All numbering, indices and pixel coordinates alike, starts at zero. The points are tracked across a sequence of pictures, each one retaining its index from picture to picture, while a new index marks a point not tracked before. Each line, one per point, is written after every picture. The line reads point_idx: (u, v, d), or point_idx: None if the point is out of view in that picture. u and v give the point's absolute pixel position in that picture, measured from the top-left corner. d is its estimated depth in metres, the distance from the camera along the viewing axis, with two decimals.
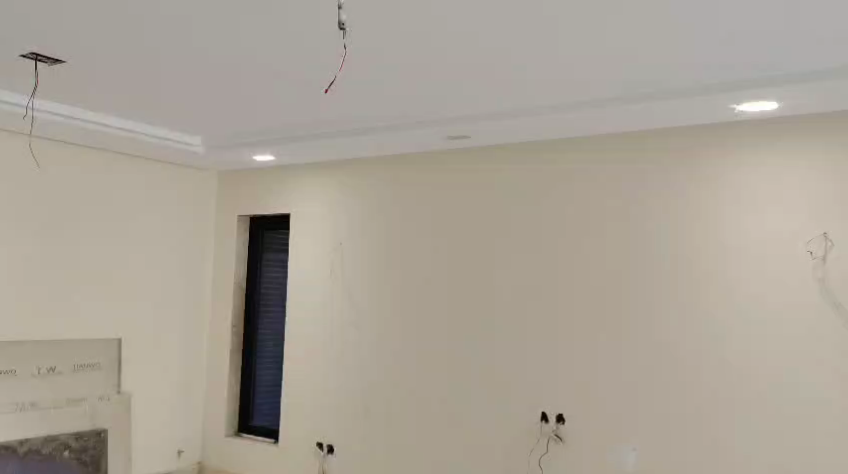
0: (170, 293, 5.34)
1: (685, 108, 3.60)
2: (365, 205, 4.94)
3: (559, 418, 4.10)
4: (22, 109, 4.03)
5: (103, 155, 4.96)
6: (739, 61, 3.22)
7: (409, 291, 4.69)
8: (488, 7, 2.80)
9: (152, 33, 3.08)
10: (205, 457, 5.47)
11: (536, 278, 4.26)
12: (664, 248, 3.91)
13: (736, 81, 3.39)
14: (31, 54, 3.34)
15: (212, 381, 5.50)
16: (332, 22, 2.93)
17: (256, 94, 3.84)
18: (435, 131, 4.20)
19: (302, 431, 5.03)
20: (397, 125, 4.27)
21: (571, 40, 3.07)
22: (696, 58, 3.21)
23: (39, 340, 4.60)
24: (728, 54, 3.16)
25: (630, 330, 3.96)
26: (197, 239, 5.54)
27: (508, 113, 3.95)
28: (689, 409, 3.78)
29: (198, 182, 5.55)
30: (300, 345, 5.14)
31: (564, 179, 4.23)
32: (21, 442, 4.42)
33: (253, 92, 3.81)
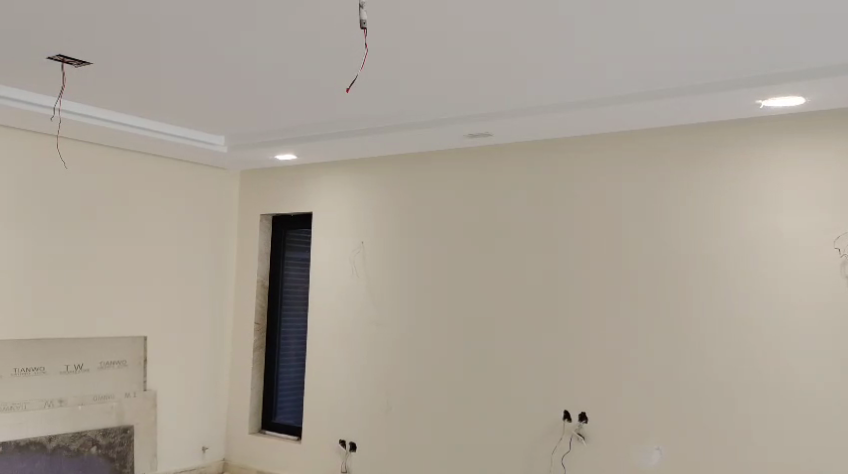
0: (193, 291, 5.41)
1: (698, 105, 3.58)
2: (386, 204, 4.95)
3: (582, 417, 4.08)
4: (49, 110, 4.11)
5: (127, 155, 5.04)
6: (753, 59, 3.20)
7: (428, 290, 4.70)
8: (500, 7, 2.80)
9: (170, 34, 3.11)
10: (229, 455, 5.52)
11: (554, 277, 4.25)
12: (686, 246, 3.88)
13: (747, 79, 3.35)
14: (57, 56, 3.40)
15: (236, 378, 5.55)
16: (346, 22, 2.94)
17: (276, 93, 3.87)
18: (439, 131, 4.21)
19: (325, 429, 5.06)
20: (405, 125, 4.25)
21: (584, 40, 3.07)
22: (695, 59, 3.21)
23: (66, 338, 4.68)
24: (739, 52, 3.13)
25: (648, 328, 3.94)
26: (219, 238, 5.59)
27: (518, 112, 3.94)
28: (710, 409, 3.75)
29: (220, 182, 5.60)
30: (321, 344, 5.16)
31: (586, 176, 4.21)
32: (49, 438, 4.50)
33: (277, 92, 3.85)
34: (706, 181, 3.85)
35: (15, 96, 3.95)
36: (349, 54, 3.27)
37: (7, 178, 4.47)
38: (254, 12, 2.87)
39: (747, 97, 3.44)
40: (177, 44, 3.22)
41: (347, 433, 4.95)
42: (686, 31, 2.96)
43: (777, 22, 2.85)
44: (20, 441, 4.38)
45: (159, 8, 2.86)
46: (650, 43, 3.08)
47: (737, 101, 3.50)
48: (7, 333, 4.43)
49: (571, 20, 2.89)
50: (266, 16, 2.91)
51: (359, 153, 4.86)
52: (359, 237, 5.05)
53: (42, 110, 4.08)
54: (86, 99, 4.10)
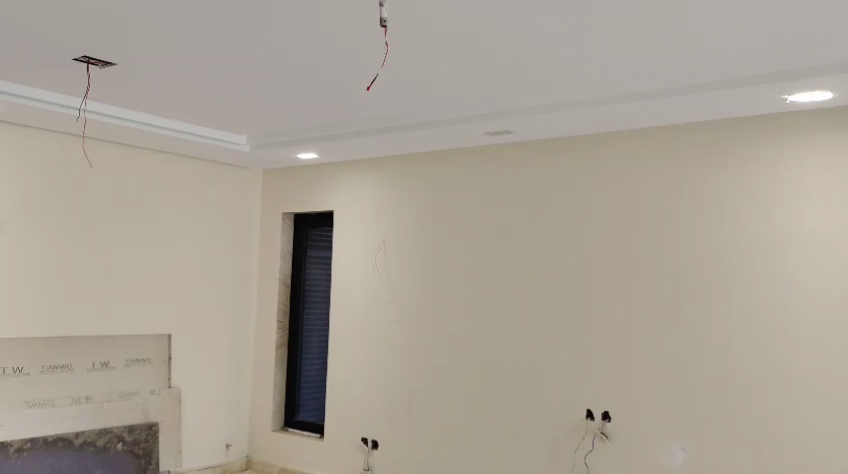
0: (216, 290, 5.46)
1: (715, 103, 3.56)
2: (408, 202, 4.96)
3: (605, 416, 4.06)
4: (76, 110, 4.17)
5: (151, 155, 5.11)
6: (773, 58, 3.18)
7: (450, 288, 4.71)
8: (520, 7, 2.80)
9: (192, 35, 3.15)
10: (252, 452, 5.57)
11: (576, 274, 4.24)
12: (709, 243, 3.85)
13: (763, 75, 3.32)
14: (82, 57, 3.44)
15: (259, 376, 5.60)
16: (365, 21, 2.95)
17: (300, 93, 3.89)
18: (438, 131, 4.27)
19: (348, 427, 5.08)
20: (423, 124, 4.26)
21: (601, 40, 3.07)
22: (694, 59, 3.21)
23: (91, 336, 4.74)
24: (754, 50, 3.10)
25: (671, 326, 3.92)
26: (242, 236, 5.64)
27: (531, 110, 3.93)
28: (734, 408, 3.72)
29: (242, 181, 5.65)
30: (343, 342, 5.19)
31: (609, 172, 4.18)
32: (76, 434, 4.56)
33: (310, 93, 3.88)
34: (730, 177, 3.81)
35: (40, 97, 4.01)
36: (370, 53, 3.28)
37: (33, 178, 4.55)
38: (274, 12, 2.89)
39: (765, 93, 3.42)
40: (198, 45, 3.26)
41: (369, 430, 4.97)
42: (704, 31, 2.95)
43: (798, 19, 2.82)
44: (48, 437, 4.45)
45: (177, 7, 2.88)
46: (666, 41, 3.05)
47: (756, 98, 3.48)
48: (34, 331, 4.51)
49: (591, 20, 2.88)
50: (283, 16, 2.92)
51: (364, 154, 4.99)
52: (381, 235, 5.07)
53: (67, 111, 4.14)
54: (110, 100, 4.15)
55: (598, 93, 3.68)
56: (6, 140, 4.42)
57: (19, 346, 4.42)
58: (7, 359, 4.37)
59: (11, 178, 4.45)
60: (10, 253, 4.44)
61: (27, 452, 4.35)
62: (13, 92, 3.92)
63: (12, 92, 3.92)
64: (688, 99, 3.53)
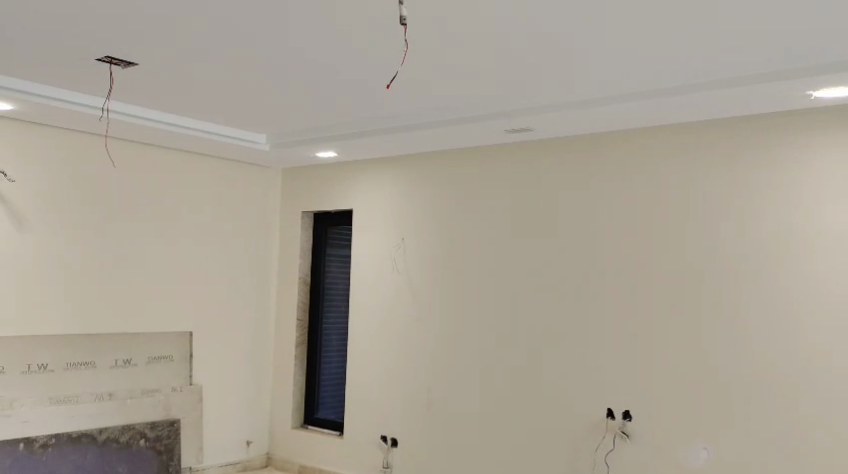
0: (237, 288, 5.50)
1: (718, 102, 3.60)
2: (427, 200, 4.97)
3: (625, 415, 4.05)
4: (99, 110, 4.22)
5: (172, 155, 5.15)
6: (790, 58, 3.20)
7: (470, 286, 4.71)
8: (545, 7, 2.80)
9: (217, 35, 3.16)
10: (273, 450, 5.61)
11: (596, 272, 4.23)
12: (732, 240, 3.82)
13: (779, 72, 3.29)
14: (106, 57, 3.47)
15: (279, 374, 5.64)
16: (394, 22, 2.96)
17: (325, 94, 3.92)
18: (442, 131, 4.31)
19: (368, 424, 5.10)
20: (427, 125, 4.30)
21: (622, 39, 3.06)
22: (695, 58, 3.23)
23: (114, 334, 4.79)
24: (768, 50, 3.10)
25: (693, 325, 3.89)
26: (262, 236, 5.68)
27: (534, 108, 3.96)
28: (757, 406, 3.69)
29: (262, 180, 5.69)
30: (363, 340, 5.20)
31: (628, 170, 4.17)
32: (100, 431, 4.62)
33: (329, 92, 3.90)
34: (753, 174, 3.78)
35: (63, 97, 4.06)
36: (390, 52, 3.28)
37: (58, 177, 4.61)
38: (295, 11, 2.90)
39: (775, 93, 3.44)
40: (218, 47, 3.29)
41: (389, 428, 4.99)
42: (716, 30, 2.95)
43: (813, 20, 2.82)
44: (72, 433, 4.50)
45: (199, 8, 2.89)
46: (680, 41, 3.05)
47: (766, 97, 3.51)
48: (59, 330, 4.57)
49: (615, 19, 2.87)
50: (302, 16, 2.94)
51: (374, 154, 5.08)
52: (401, 233, 5.08)
53: (91, 111, 4.19)
54: (132, 100, 4.19)
55: (607, 92, 3.70)
56: (30, 140, 4.49)
57: (44, 343, 4.48)
58: (32, 356, 4.43)
59: (35, 177, 4.52)
60: (35, 252, 4.50)
61: (52, 447, 4.42)
62: (37, 93, 3.97)
63: (36, 93, 3.97)
64: (683, 98, 3.56)
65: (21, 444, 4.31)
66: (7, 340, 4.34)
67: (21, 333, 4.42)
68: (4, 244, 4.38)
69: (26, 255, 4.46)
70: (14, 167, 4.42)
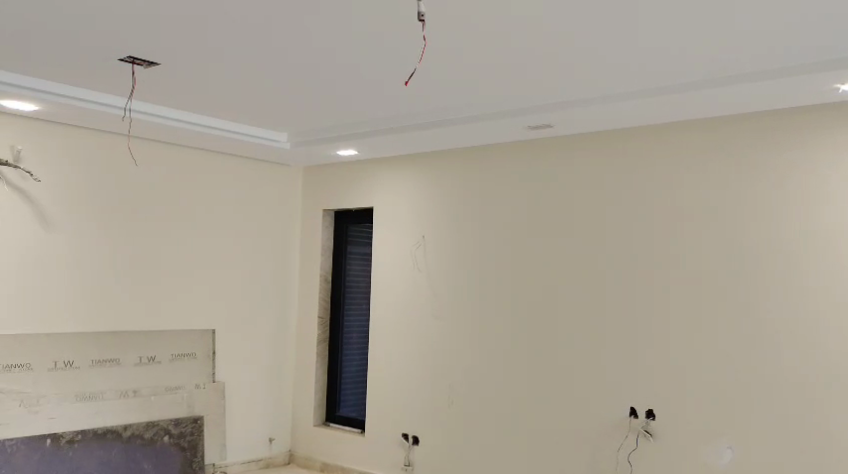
0: (259, 286, 5.53)
1: (717, 102, 3.64)
2: (448, 198, 4.97)
3: (649, 414, 4.03)
4: (122, 110, 4.26)
5: (194, 155, 5.19)
6: (771, 59, 3.22)
7: (491, 284, 4.70)
8: (570, 6, 2.79)
9: (241, 36, 3.17)
10: (295, 447, 5.64)
11: (618, 270, 4.21)
12: (758, 237, 3.77)
13: (806, 66, 3.23)
14: (128, 57, 3.50)
15: (301, 371, 5.66)
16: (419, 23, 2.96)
17: (352, 93, 3.94)
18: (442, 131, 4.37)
19: (390, 422, 5.11)
20: (434, 124, 4.33)
21: (646, 37, 3.04)
22: (711, 55, 3.20)
23: (137, 332, 4.84)
24: (781, 46, 3.09)
25: (718, 322, 3.86)
26: (283, 234, 5.71)
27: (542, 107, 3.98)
28: (781, 405, 3.65)
29: (283, 179, 5.72)
30: (385, 338, 5.21)
31: (651, 166, 4.14)
32: (125, 427, 4.67)
33: (348, 92, 3.91)
34: (778, 169, 3.74)
35: (87, 97, 4.10)
36: (408, 50, 3.27)
37: (82, 175, 4.66)
38: (316, 11, 2.90)
39: (769, 91, 3.45)
40: (239, 47, 3.31)
41: (410, 426, 4.99)
42: (715, 30, 2.95)
43: (829, 17, 2.80)
44: (97, 429, 4.56)
45: (222, 7, 2.88)
46: (694, 39, 3.04)
47: (766, 96, 3.52)
48: (83, 328, 4.62)
49: (641, 16, 2.84)
50: (325, 16, 2.94)
51: (393, 152, 5.09)
52: (421, 231, 5.09)
53: (114, 110, 4.23)
54: (155, 100, 4.22)
55: (621, 90, 3.69)
56: (55, 140, 4.55)
57: (70, 340, 4.54)
58: (58, 353, 4.48)
59: (61, 177, 4.57)
60: (60, 251, 4.55)
61: (78, 443, 4.47)
62: (62, 93, 4.01)
63: (61, 93, 4.01)
64: (677, 96, 3.57)
65: (48, 440, 4.37)
66: (33, 338, 4.40)
67: (46, 331, 4.47)
68: (30, 243, 4.44)
69: (52, 254, 4.52)
70: (39, 166, 4.48)
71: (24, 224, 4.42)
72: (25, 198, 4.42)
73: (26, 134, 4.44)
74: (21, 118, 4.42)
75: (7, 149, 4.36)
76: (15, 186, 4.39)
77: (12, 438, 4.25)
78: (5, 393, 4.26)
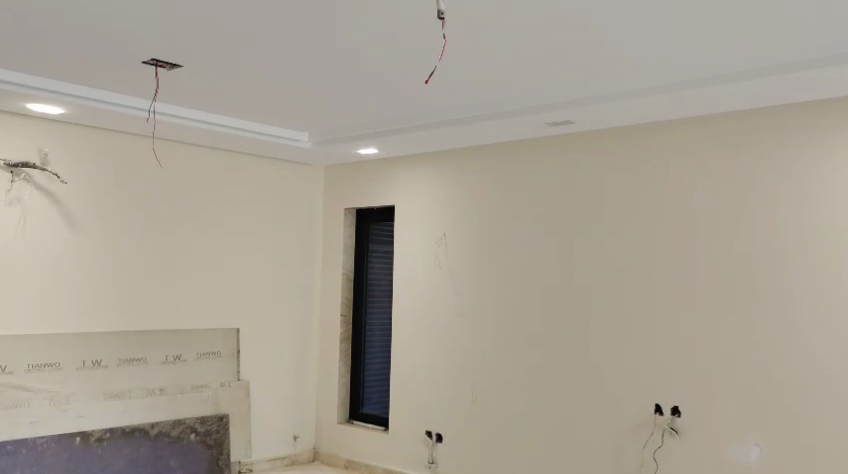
0: (282, 284, 5.57)
1: (720, 100, 3.68)
2: (469, 195, 4.97)
3: (674, 411, 4.01)
4: (147, 113, 4.32)
5: (217, 155, 5.24)
6: (780, 56, 3.22)
7: (513, 281, 4.70)
8: (587, 5, 2.78)
9: (261, 37, 3.20)
10: (319, 444, 5.67)
11: (642, 266, 4.19)
12: (784, 232, 3.73)
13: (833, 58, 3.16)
14: (151, 61, 3.56)
15: (325, 370, 5.70)
16: (438, 22, 2.97)
17: (367, 93, 3.97)
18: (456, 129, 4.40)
19: (414, 420, 5.13)
20: (441, 124, 4.41)
21: (655, 36, 3.05)
22: (734, 49, 3.16)
23: (163, 331, 4.89)
24: (789, 43, 3.09)
25: (743, 319, 3.83)
26: (306, 233, 5.74)
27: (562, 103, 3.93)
28: (807, 403, 3.62)
29: (305, 178, 5.75)
30: (408, 335, 5.23)
31: (673, 162, 4.11)
32: (152, 425, 4.72)
33: (365, 92, 3.95)
34: (803, 163, 3.70)
35: (111, 100, 4.16)
36: (429, 48, 3.27)
37: (108, 177, 4.72)
38: (336, 12, 2.91)
39: (777, 87, 3.46)
40: (249, 49, 3.35)
41: (434, 423, 5.01)
42: (738, 25, 2.92)
43: (830, 17, 2.82)
44: (125, 427, 4.62)
45: (243, 8, 2.91)
46: (695, 39, 3.07)
47: (791, 89, 3.48)
48: (113, 328, 4.70)
49: (661, 12, 2.82)
50: (344, 15, 2.95)
51: (413, 150, 5.09)
52: (443, 229, 5.09)
53: (140, 113, 4.30)
54: (178, 102, 4.27)
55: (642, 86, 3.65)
56: (81, 142, 4.61)
57: (98, 340, 4.60)
58: (86, 352, 4.55)
59: (87, 178, 4.64)
60: (87, 251, 4.62)
61: (106, 441, 4.53)
62: (87, 96, 4.08)
63: (88, 96, 4.09)
64: (694, 92, 3.57)
65: (77, 438, 4.44)
66: (62, 338, 4.47)
67: (77, 330, 4.55)
68: (59, 244, 4.51)
69: (79, 255, 4.58)
70: (66, 168, 4.55)
71: (53, 226, 4.49)
72: (53, 200, 4.49)
73: (53, 136, 4.50)
74: (49, 122, 4.49)
75: (34, 152, 4.43)
76: (42, 188, 4.45)
77: (43, 435, 4.32)
78: (35, 392, 4.33)
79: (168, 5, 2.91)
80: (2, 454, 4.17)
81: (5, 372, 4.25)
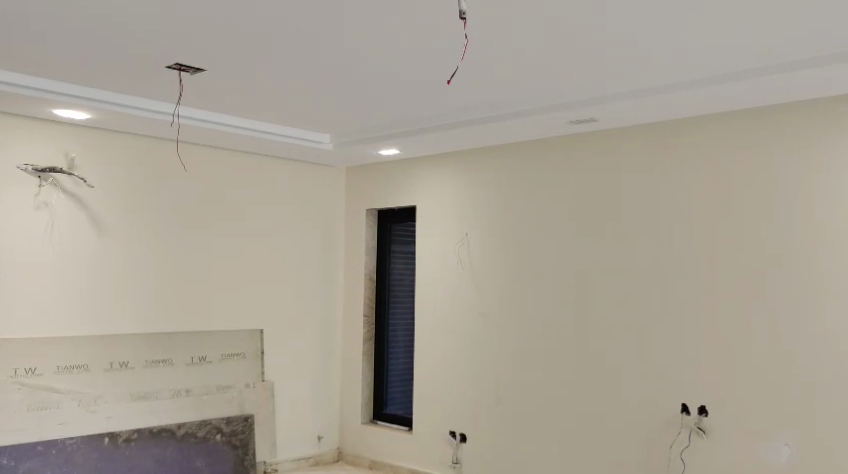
0: (305, 286, 5.60)
1: (744, 96, 3.64)
2: (490, 195, 4.97)
3: (701, 410, 3.97)
4: (170, 116, 4.36)
5: (239, 158, 5.28)
6: (804, 51, 3.18)
7: (535, 280, 4.69)
8: (612, 4, 2.78)
9: (282, 37, 3.22)
10: (343, 445, 5.70)
11: (666, 264, 4.15)
12: (811, 228, 3.69)
13: None
14: (175, 65, 3.60)
15: (349, 370, 5.72)
16: (456, 21, 2.98)
17: (382, 93, 3.98)
18: (473, 129, 4.41)
19: (438, 420, 5.13)
20: (463, 123, 4.40)
21: (664, 37, 3.06)
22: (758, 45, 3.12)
23: (189, 332, 4.94)
24: (815, 39, 3.06)
25: (770, 317, 3.79)
26: (328, 234, 5.77)
27: (584, 102, 3.92)
28: (836, 404, 3.58)
29: (326, 180, 5.78)
30: (431, 334, 5.23)
31: (695, 158, 4.08)
32: (178, 426, 4.77)
33: (379, 92, 3.96)
34: (828, 160, 3.66)
35: (137, 105, 4.22)
36: (452, 48, 3.27)
37: (133, 181, 4.77)
38: (361, 13, 2.93)
39: (803, 83, 3.42)
40: (271, 50, 3.37)
41: (458, 423, 5.01)
42: (761, 21, 2.89)
43: (829, 17, 2.83)
44: (152, 428, 4.67)
45: (254, 11, 2.94)
46: (695, 39, 3.08)
47: (815, 85, 3.44)
48: (140, 330, 4.75)
49: (684, 10, 2.81)
50: (367, 16, 2.96)
51: (435, 150, 5.10)
52: (464, 228, 5.09)
53: (164, 117, 4.34)
54: (202, 106, 4.34)
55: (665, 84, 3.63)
56: (107, 147, 4.67)
57: (126, 342, 4.66)
58: (113, 354, 4.60)
59: (113, 182, 4.69)
60: (113, 255, 4.67)
61: (134, 442, 4.59)
62: (116, 102, 4.15)
63: (112, 101, 4.14)
64: (715, 90, 3.55)
65: (105, 438, 4.50)
66: (91, 339, 4.53)
67: (104, 332, 4.61)
68: (85, 249, 4.56)
69: (105, 259, 4.64)
70: (92, 173, 4.61)
71: (80, 230, 4.54)
72: (80, 205, 4.55)
73: (79, 141, 4.56)
74: (75, 127, 4.55)
75: (61, 157, 4.49)
76: (69, 192, 4.51)
77: (72, 436, 4.38)
78: (64, 394, 4.39)
79: (184, 10, 2.96)
80: (32, 455, 4.23)
81: (35, 374, 4.31)
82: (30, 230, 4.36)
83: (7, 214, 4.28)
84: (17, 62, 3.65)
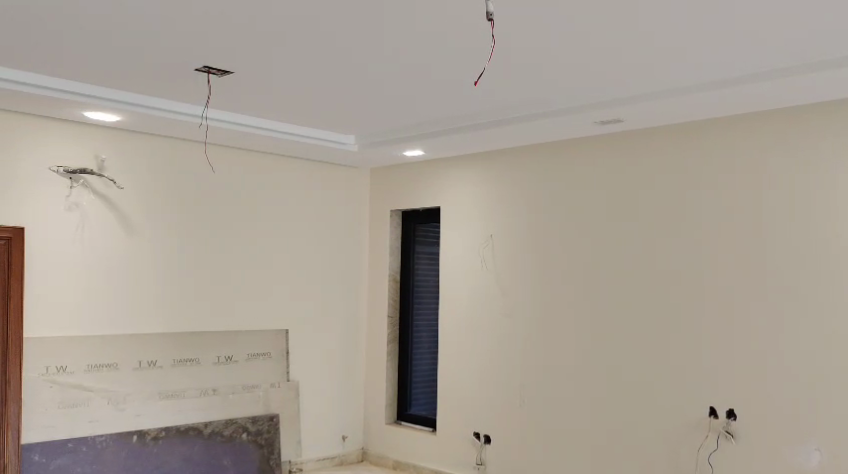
0: (329, 286, 5.63)
1: (772, 96, 3.60)
2: (514, 196, 4.96)
3: (730, 414, 3.91)
4: (198, 119, 4.45)
5: (264, 159, 5.32)
6: (835, 49, 3.12)
7: (559, 282, 4.68)
8: (637, 5, 2.76)
9: (307, 37, 3.23)
10: (368, 445, 5.72)
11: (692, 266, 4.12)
12: (840, 229, 3.62)
13: None
14: (204, 68, 3.66)
15: (373, 370, 5.74)
16: (470, 21, 2.98)
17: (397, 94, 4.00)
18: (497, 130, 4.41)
19: (462, 421, 5.13)
20: (487, 124, 4.42)
21: (685, 37, 3.05)
22: (788, 44, 3.08)
23: (215, 332, 4.99)
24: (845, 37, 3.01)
25: (798, 319, 3.73)
26: (353, 235, 5.80)
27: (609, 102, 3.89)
28: None
29: (350, 181, 5.81)
30: (454, 335, 5.24)
31: (722, 159, 4.04)
32: (205, 425, 4.83)
33: (399, 92, 3.97)
34: None
35: (166, 108, 4.29)
36: (477, 48, 3.27)
37: (162, 182, 4.84)
38: (385, 14, 2.94)
39: (832, 82, 3.37)
40: (296, 51, 3.40)
41: (482, 424, 5.01)
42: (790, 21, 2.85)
43: (831, 17, 2.81)
44: (180, 426, 4.73)
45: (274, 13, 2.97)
46: (723, 39, 3.06)
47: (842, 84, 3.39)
48: (167, 329, 4.81)
49: (712, 9, 2.78)
50: (390, 16, 2.96)
51: (459, 151, 5.11)
52: (488, 229, 5.09)
53: (192, 119, 4.42)
54: (228, 107, 4.39)
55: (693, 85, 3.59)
56: (135, 149, 4.73)
57: (154, 340, 4.72)
58: (141, 352, 4.66)
59: (142, 183, 4.75)
60: (142, 254, 4.74)
61: (161, 440, 4.64)
62: (145, 104, 4.23)
63: (143, 104, 4.22)
64: (740, 90, 3.52)
65: (134, 436, 4.56)
66: (120, 338, 4.59)
67: (133, 331, 4.67)
68: (115, 249, 4.63)
69: (135, 259, 4.70)
70: (122, 174, 4.68)
71: (110, 230, 4.61)
72: (109, 205, 4.62)
73: (110, 143, 4.64)
74: (105, 129, 4.62)
75: (91, 158, 4.56)
76: (99, 193, 4.58)
77: (102, 434, 4.45)
78: (94, 392, 4.45)
79: (200, 13, 2.99)
80: (63, 451, 4.30)
81: (66, 372, 4.37)
82: (61, 230, 4.43)
83: (40, 215, 4.35)
84: (50, 65, 3.71)
